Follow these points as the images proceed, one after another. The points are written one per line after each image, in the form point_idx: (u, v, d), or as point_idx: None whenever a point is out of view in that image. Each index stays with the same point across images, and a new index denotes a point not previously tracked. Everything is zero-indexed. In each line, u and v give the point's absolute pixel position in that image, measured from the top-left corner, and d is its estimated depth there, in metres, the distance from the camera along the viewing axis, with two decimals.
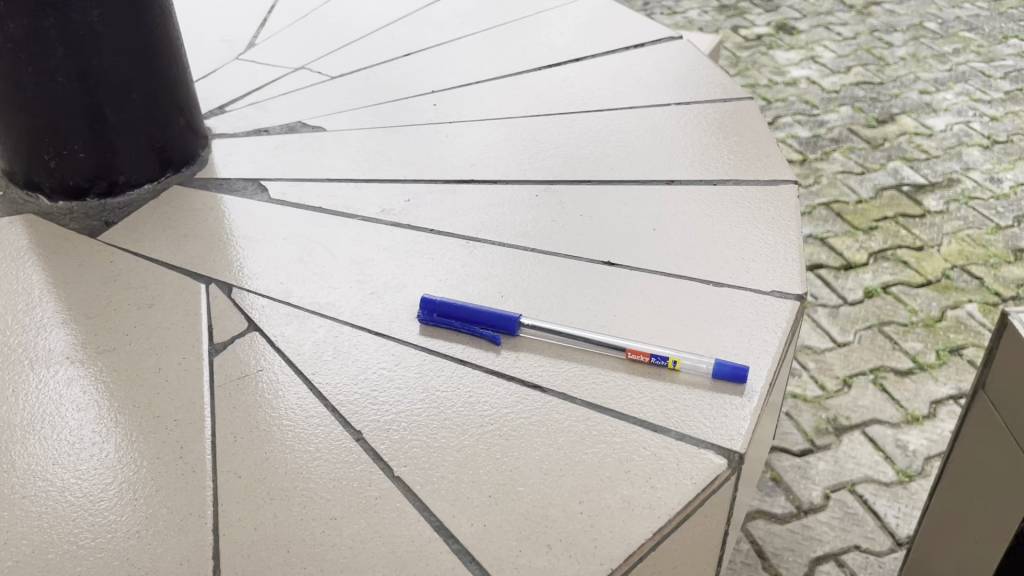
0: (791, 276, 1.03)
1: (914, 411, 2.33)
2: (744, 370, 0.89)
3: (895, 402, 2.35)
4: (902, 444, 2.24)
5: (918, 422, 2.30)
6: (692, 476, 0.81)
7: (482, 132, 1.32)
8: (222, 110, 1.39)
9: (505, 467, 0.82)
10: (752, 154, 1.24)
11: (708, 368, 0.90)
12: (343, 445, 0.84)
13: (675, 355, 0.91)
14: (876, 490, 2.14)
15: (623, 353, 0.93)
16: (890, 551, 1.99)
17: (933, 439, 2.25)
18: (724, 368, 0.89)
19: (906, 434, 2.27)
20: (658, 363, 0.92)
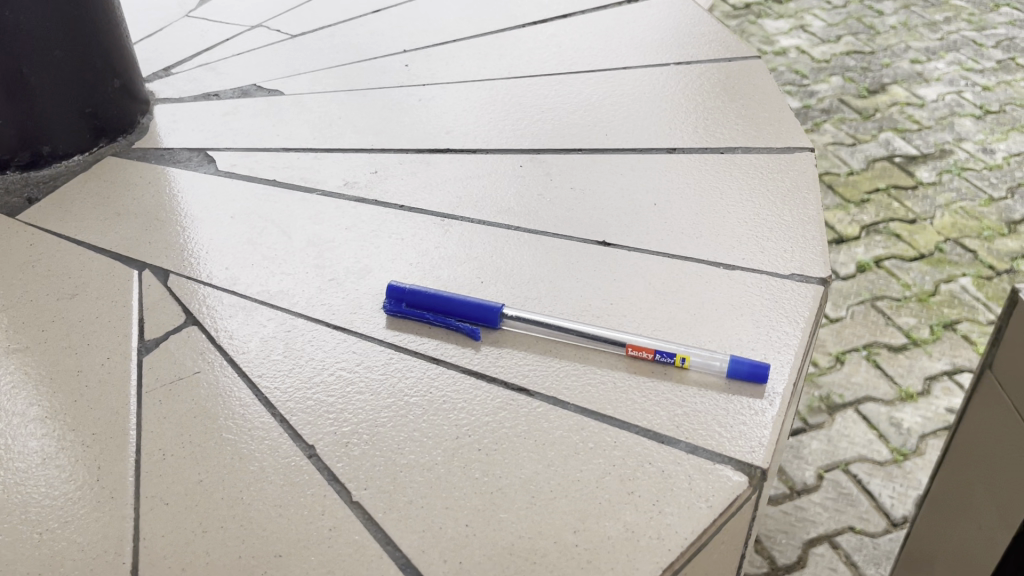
0: (813, 257, 0.90)
1: (909, 388, 2.22)
2: (763, 368, 0.77)
3: (889, 378, 2.25)
4: (896, 421, 2.14)
5: (912, 399, 2.19)
6: (707, 498, 0.68)
7: (458, 95, 1.18)
8: (167, 73, 1.24)
9: (484, 490, 0.69)
10: (761, 120, 1.10)
11: (722, 366, 0.78)
12: (293, 465, 0.71)
13: (683, 351, 0.78)
14: (869, 469, 2.04)
15: (623, 350, 0.80)
16: (885, 532, 1.90)
17: (927, 416, 2.15)
18: (741, 367, 0.77)
19: (900, 411, 2.16)
20: (663, 361, 0.79)
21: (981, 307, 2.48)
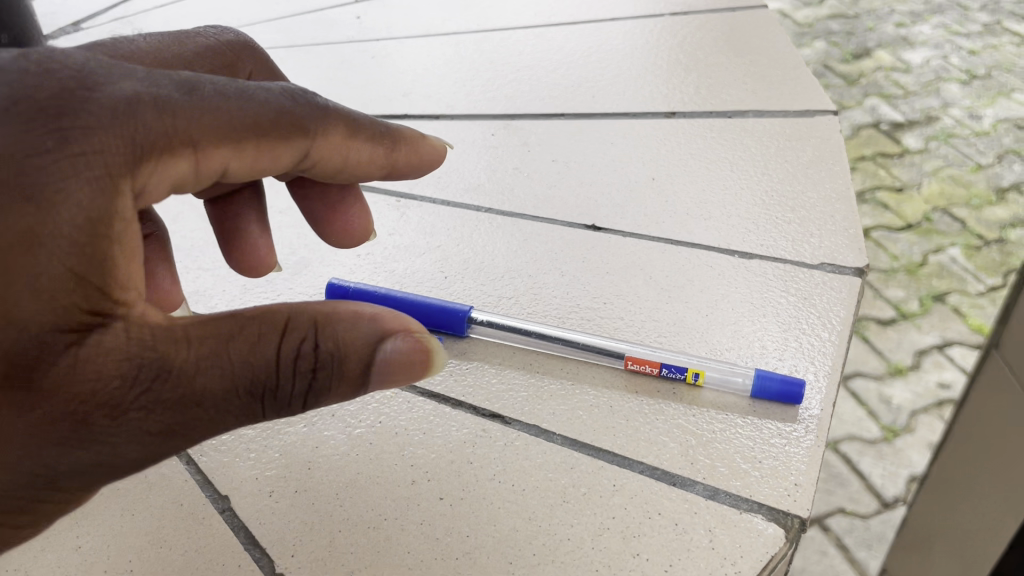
0: (844, 243, 0.74)
1: (898, 362, 2.24)
2: (796, 386, 0.61)
3: (878, 353, 2.26)
4: (885, 398, 2.16)
5: (902, 374, 2.21)
6: (736, 559, 0.52)
7: (416, 52, 1.01)
8: (76, 27, 1.06)
9: (446, 555, 0.53)
10: (772, 78, 0.94)
11: (745, 384, 0.62)
12: (201, 523, 0.55)
13: (695, 365, 0.63)
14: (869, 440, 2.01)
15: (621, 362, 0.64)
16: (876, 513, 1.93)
17: (918, 392, 2.17)
18: (769, 385, 0.61)
19: (889, 387, 2.19)
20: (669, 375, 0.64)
21: (971, 277, 2.44)
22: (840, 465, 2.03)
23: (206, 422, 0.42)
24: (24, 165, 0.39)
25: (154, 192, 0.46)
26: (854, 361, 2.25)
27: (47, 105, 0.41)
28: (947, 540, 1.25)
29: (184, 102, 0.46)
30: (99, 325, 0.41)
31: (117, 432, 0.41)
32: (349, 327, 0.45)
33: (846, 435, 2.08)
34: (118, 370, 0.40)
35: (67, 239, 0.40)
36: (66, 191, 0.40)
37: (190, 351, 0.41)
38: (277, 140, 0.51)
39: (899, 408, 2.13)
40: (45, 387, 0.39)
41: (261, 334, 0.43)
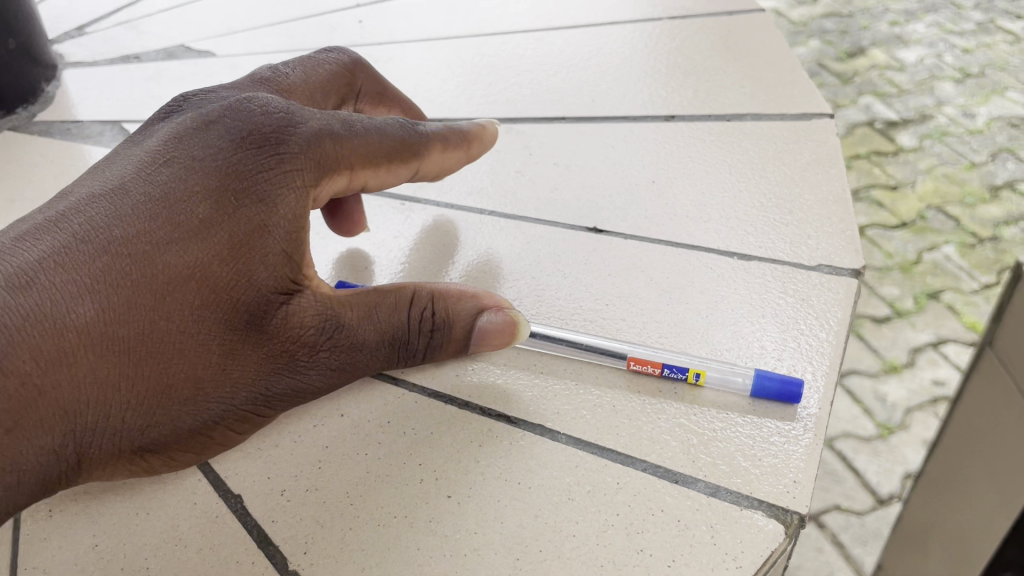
0: (841, 244, 0.75)
1: (893, 360, 2.26)
2: (795, 386, 0.62)
3: (873, 350, 2.29)
4: (880, 395, 2.18)
5: (897, 371, 2.24)
6: (737, 554, 0.54)
7: (418, 55, 1.02)
8: (81, 32, 1.08)
9: (454, 551, 0.54)
10: (771, 82, 0.95)
11: (745, 385, 0.63)
12: (216, 521, 0.56)
13: (697, 366, 0.64)
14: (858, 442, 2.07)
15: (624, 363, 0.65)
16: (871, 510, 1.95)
17: (912, 389, 2.19)
18: (769, 385, 0.62)
19: (884, 384, 2.21)
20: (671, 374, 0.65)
21: (965, 275, 2.46)
22: (836, 463, 2.05)
23: (364, 365, 0.57)
24: (254, 178, 0.56)
25: (319, 203, 0.61)
26: (848, 358, 2.27)
27: (262, 136, 0.58)
28: (944, 537, 1.27)
29: (350, 137, 0.62)
30: (298, 290, 0.55)
31: (311, 369, 0.55)
32: (460, 301, 0.61)
33: (840, 432, 2.11)
34: (315, 321, 0.54)
35: (280, 226, 0.55)
36: (279, 196, 0.56)
37: (360, 313, 0.56)
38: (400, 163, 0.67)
39: (894, 405, 2.15)
40: (267, 331, 0.53)
41: (396, 301, 0.57)
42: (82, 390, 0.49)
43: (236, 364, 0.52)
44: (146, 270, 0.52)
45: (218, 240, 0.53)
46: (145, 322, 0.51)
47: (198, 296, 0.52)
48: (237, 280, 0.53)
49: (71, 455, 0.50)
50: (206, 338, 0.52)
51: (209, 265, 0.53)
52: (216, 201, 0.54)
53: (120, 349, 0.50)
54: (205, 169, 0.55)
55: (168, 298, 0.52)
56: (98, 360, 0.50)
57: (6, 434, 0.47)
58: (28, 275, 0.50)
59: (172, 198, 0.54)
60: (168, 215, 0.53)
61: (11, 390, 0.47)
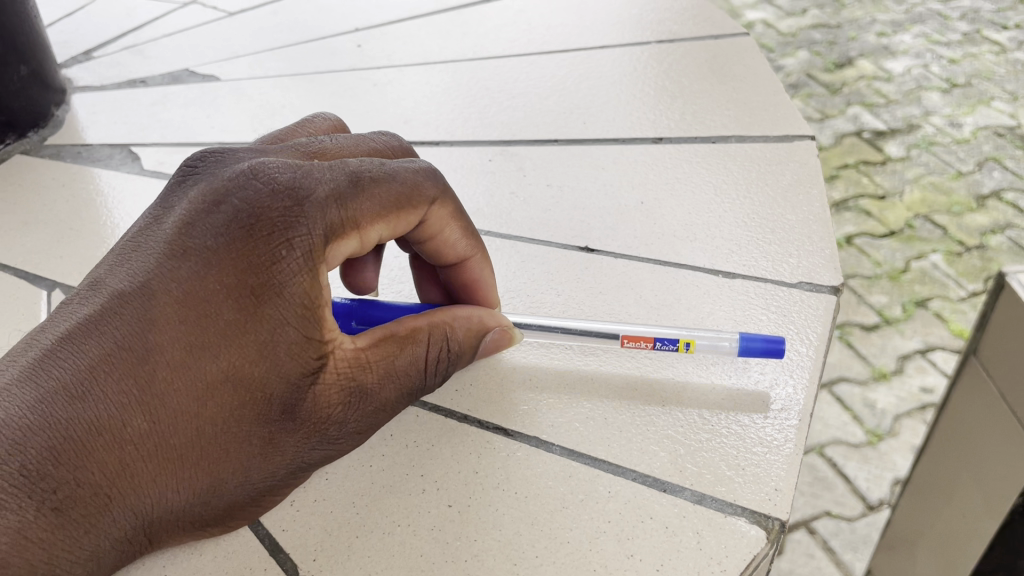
0: (821, 262, 0.79)
1: (882, 367, 2.30)
2: (778, 343, 0.69)
3: (862, 358, 2.33)
4: (870, 403, 2.22)
5: (886, 379, 2.27)
6: (720, 558, 0.57)
7: (416, 79, 1.06)
8: (88, 56, 1.12)
9: (454, 557, 0.58)
10: (754, 104, 0.99)
11: (732, 347, 0.69)
12: (230, 530, 0.60)
13: (686, 336, 0.70)
14: (846, 451, 2.12)
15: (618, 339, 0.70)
16: (862, 516, 1.99)
17: (901, 397, 2.23)
18: (754, 346, 0.69)
19: (874, 392, 2.25)
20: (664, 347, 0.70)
21: (953, 282, 2.51)
22: (826, 469, 2.09)
23: (387, 414, 0.59)
24: (269, 267, 0.54)
25: (331, 266, 0.59)
26: (838, 366, 2.31)
27: (274, 219, 0.55)
28: (933, 543, 1.30)
29: (363, 199, 0.59)
30: (322, 368, 0.55)
31: (339, 435, 0.57)
32: (469, 323, 0.63)
33: (831, 439, 2.15)
34: (341, 396, 0.56)
35: (301, 316, 0.54)
36: (295, 284, 0.54)
37: (382, 373, 0.57)
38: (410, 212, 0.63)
39: (882, 412, 2.20)
40: (300, 418, 0.55)
41: (416, 351, 0.58)
42: (143, 493, 0.52)
43: (277, 451, 0.54)
44: (181, 373, 0.52)
45: (245, 338, 0.53)
46: (188, 426, 0.52)
47: (234, 395, 0.53)
48: (266, 374, 0.53)
49: (141, 539, 0.53)
50: (246, 434, 0.53)
51: (239, 364, 0.53)
52: (238, 297, 0.54)
53: (169, 454, 0.52)
54: (225, 262, 0.54)
55: (207, 401, 0.52)
56: (152, 466, 0.52)
57: (87, 536, 0.50)
58: (80, 389, 0.51)
59: (196, 296, 0.53)
60: (195, 317, 0.53)
61: (84, 498, 0.50)
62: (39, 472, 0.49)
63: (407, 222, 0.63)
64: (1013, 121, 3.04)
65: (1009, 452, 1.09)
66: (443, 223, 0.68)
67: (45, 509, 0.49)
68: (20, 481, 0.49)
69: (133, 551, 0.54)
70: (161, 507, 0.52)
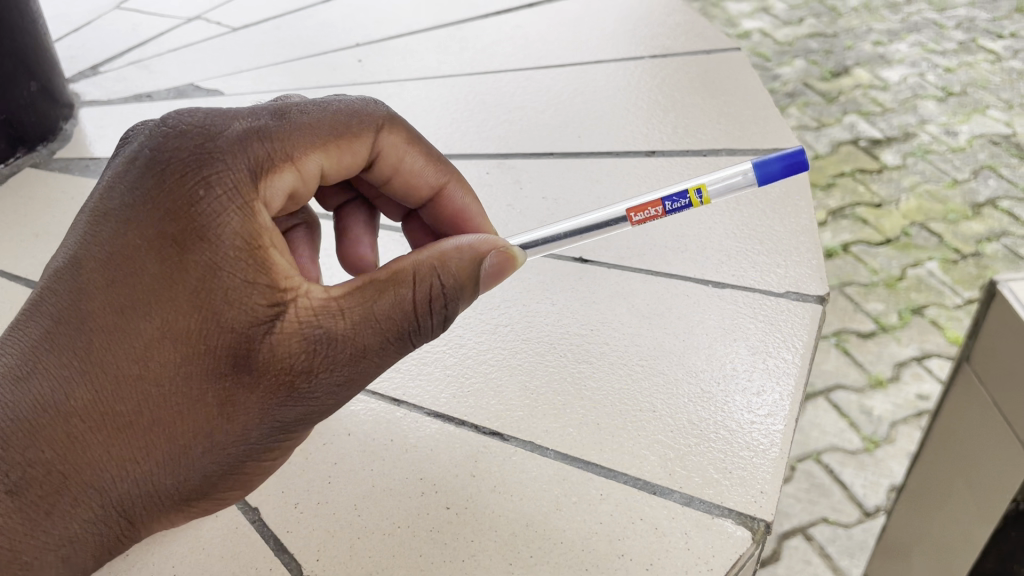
0: (807, 272, 0.81)
1: (879, 374, 2.32)
2: (794, 156, 0.70)
3: (859, 366, 2.35)
4: (867, 409, 2.24)
5: (883, 386, 2.30)
6: (706, 558, 0.60)
7: (416, 93, 1.09)
8: (95, 71, 1.15)
9: (452, 557, 0.60)
10: (744, 118, 1.02)
11: (751, 178, 0.71)
12: (237, 532, 0.62)
13: (693, 185, 0.72)
14: (842, 458, 2.15)
15: (625, 216, 0.72)
16: (858, 523, 2.01)
17: (897, 403, 2.25)
18: (772, 167, 0.70)
19: (870, 399, 2.27)
20: (673, 208, 0.72)
21: (948, 290, 2.53)
22: (823, 476, 2.11)
23: (374, 364, 0.55)
24: (192, 211, 0.53)
25: (276, 202, 0.58)
26: (834, 373, 2.34)
27: (188, 161, 0.54)
28: (926, 549, 1.33)
29: (283, 131, 0.59)
30: (276, 316, 0.53)
31: (317, 391, 0.53)
32: (458, 256, 0.58)
33: (827, 446, 2.18)
34: (302, 343, 0.53)
35: (233, 260, 0.53)
36: (223, 224, 0.53)
37: (354, 317, 0.54)
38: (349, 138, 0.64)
39: (879, 419, 2.22)
40: (258, 371, 0.52)
41: (396, 289, 0.55)
42: (99, 468, 0.51)
43: (236, 408, 0.52)
44: (116, 337, 0.51)
45: (177, 289, 0.52)
46: (132, 391, 0.51)
47: (175, 352, 0.51)
48: (205, 325, 0.52)
49: (117, 518, 0.53)
50: (197, 392, 0.52)
51: (173, 319, 0.52)
52: (163, 248, 0.52)
53: (117, 422, 0.51)
54: (148, 216, 0.53)
55: (147, 361, 0.51)
56: (100, 438, 0.51)
57: (49, 517, 0.51)
58: (23, 370, 0.51)
59: (123, 255, 0.52)
60: (121, 276, 0.52)
61: (36, 479, 0.50)
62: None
63: (351, 150, 0.65)
64: (1008, 130, 3.07)
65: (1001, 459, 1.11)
66: (400, 155, 0.71)
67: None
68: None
69: (113, 532, 0.53)
70: (124, 481, 0.52)
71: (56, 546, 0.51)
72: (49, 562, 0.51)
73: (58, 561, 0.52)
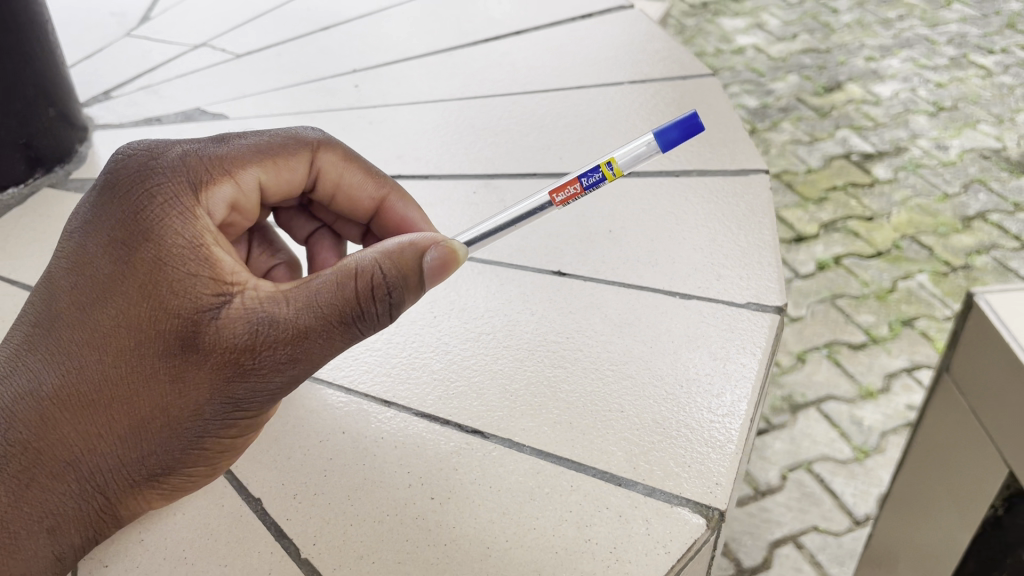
0: (769, 285, 0.88)
1: (869, 386, 2.38)
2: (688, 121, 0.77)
3: (850, 377, 2.41)
4: (857, 419, 2.30)
5: (873, 397, 2.36)
6: (665, 543, 0.66)
7: (411, 117, 1.16)
8: (107, 96, 1.22)
9: (435, 541, 0.67)
10: (716, 140, 1.09)
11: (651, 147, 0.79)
12: (241, 520, 0.69)
13: (604, 159, 0.80)
14: (833, 468, 2.21)
15: (548, 199, 0.81)
16: (848, 531, 2.07)
17: (888, 414, 2.31)
18: (669, 136, 0.78)
19: (861, 409, 2.33)
20: (589, 182, 0.80)
21: (938, 302, 2.60)
22: (814, 485, 2.17)
23: (318, 344, 0.61)
24: (138, 217, 0.63)
25: (216, 211, 0.69)
26: (826, 385, 2.40)
27: (134, 177, 0.65)
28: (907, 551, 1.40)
29: (219, 153, 0.70)
30: (220, 304, 0.61)
31: (262, 367, 0.60)
32: (399, 251, 0.64)
33: (818, 455, 2.24)
34: (245, 324, 0.60)
35: (176, 255, 0.62)
36: (165, 227, 0.63)
37: (294, 301, 0.60)
38: (284, 157, 0.75)
39: (870, 429, 2.28)
40: (204, 349, 0.60)
41: (338, 279, 0.61)
42: (71, 444, 0.61)
43: (186, 383, 0.60)
44: (79, 329, 0.62)
45: (127, 283, 0.61)
46: (93, 374, 0.61)
47: (129, 338, 0.61)
48: (153, 312, 0.61)
49: (93, 492, 0.62)
50: (151, 371, 0.61)
51: (127, 310, 0.61)
52: (116, 250, 0.62)
53: (83, 403, 0.61)
54: (105, 227, 0.63)
55: (106, 349, 0.61)
56: (70, 417, 0.61)
57: (30, 488, 0.61)
58: (11, 366, 0.63)
59: (85, 262, 0.63)
60: (83, 279, 0.62)
61: (17, 455, 0.61)
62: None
63: (288, 167, 0.75)
64: (998, 145, 3.16)
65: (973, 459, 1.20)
66: (340, 171, 0.80)
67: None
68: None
69: (93, 506, 0.63)
70: (93, 455, 0.61)
71: (40, 517, 0.61)
72: (36, 532, 0.61)
73: (43, 530, 0.62)
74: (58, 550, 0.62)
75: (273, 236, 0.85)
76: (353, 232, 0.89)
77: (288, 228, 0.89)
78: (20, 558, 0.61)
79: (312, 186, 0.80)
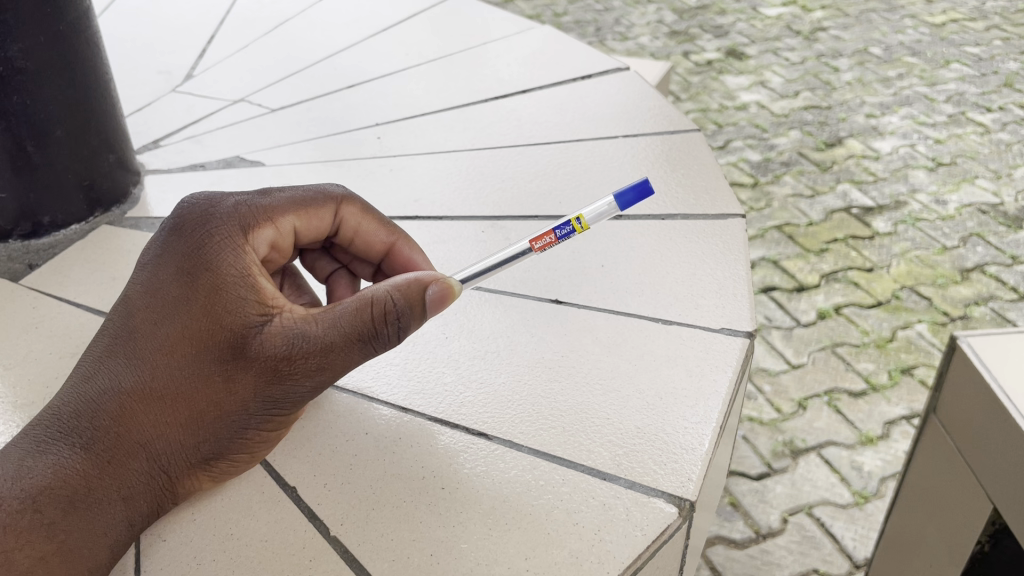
0: (742, 312, 1.00)
1: (869, 432, 2.47)
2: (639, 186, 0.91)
3: (850, 423, 2.50)
4: (857, 465, 2.39)
5: (872, 443, 2.44)
6: (642, 527, 0.77)
7: (429, 166, 1.29)
8: (157, 145, 1.38)
9: (448, 523, 0.78)
10: (700, 188, 1.22)
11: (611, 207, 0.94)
12: (277, 504, 0.81)
13: (573, 215, 0.94)
14: (832, 512, 2.29)
15: (527, 246, 0.93)
16: None
17: (887, 460, 2.40)
18: (627, 197, 0.92)
19: (860, 455, 2.41)
20: (562, 234, 0.94)
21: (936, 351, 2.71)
22: (815, 530, 2.24)
23: (341, 356, 0.71)
24: (200, 251, 0.76)
25: (259, 250, 0.81)
26: (827, 430, 2.49)
27: (197, 220, 0.78)
28: None
29: (262, 203, 0.83)
30: (264, 322, 0.72)
31: (296, 373, 0.72)
32: (409, 284, 0.74)
33: (819, 499, 2.32)
34: (284, 338, 0.71)
35: (229, 281, 0.74)
36: (221, 259, 0.75)
37: (322, 321, 0.71)
38: (316, 209, 0.88)
39: (869, 474, 2.36)
40: (250, 356, 0.72)
41: (358, 304, 0.71)
42: (144, 429, 0.74)
43: (236, 384, 0.72)
44: (151, 339, 0.74)
45: (190, 303, 0.74)
46: (162, 375, 0.73)
47: (191, 347, 0.73)
48: (210, 326, 0.73)
49: (160, 472, 0.74)
50: (208, 372, 0.73)
51: (189, 323, 0.73)
52: (182, 278, 0.75)
53: (154, 398, 0.74)
54: (172, 258, 0.76)
55: (172, 354, 0.73)
56: (143, 410, 0.74)
57: (109, 465, 0.74)
58: (96, 369, 0.75)
59: (156, 286, 0.75)
60: (154, 299, 0.75)
61: (102, 439, 0.74)
62: (69, 427, 0.74)
63: (317, 217, 0.88)
64: (996, 200, 3.29)
65: (960, 488, 1.32)
66: (359, 220, 0.92)
67: (76, 448, 0.74)
68: (59, 436, 0.74)
69: (160, 483, 0.75)
70: (161, 440, 0.74)
71: (118, 489, 0.74)
72: (115, 501, 0.73)
73: (119, 500, 0.73)
74: (130, 517, 0.74)
75: (300, 280, 0.97)
76: (367, 270, 1.00)
77: (312, 268, 1.01)
78: (101, 521, 0.72)
79: (335, 232, 0.93)
